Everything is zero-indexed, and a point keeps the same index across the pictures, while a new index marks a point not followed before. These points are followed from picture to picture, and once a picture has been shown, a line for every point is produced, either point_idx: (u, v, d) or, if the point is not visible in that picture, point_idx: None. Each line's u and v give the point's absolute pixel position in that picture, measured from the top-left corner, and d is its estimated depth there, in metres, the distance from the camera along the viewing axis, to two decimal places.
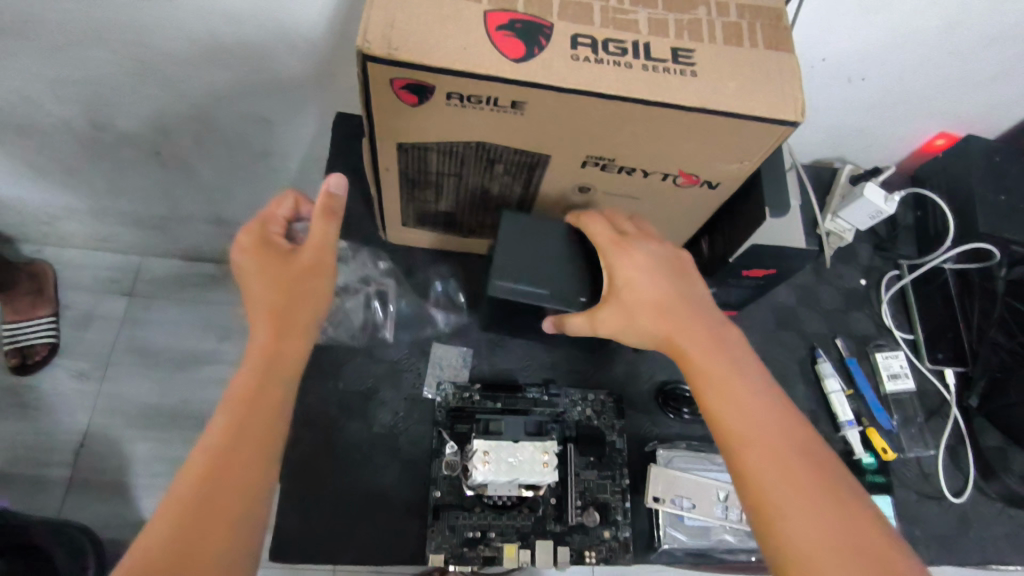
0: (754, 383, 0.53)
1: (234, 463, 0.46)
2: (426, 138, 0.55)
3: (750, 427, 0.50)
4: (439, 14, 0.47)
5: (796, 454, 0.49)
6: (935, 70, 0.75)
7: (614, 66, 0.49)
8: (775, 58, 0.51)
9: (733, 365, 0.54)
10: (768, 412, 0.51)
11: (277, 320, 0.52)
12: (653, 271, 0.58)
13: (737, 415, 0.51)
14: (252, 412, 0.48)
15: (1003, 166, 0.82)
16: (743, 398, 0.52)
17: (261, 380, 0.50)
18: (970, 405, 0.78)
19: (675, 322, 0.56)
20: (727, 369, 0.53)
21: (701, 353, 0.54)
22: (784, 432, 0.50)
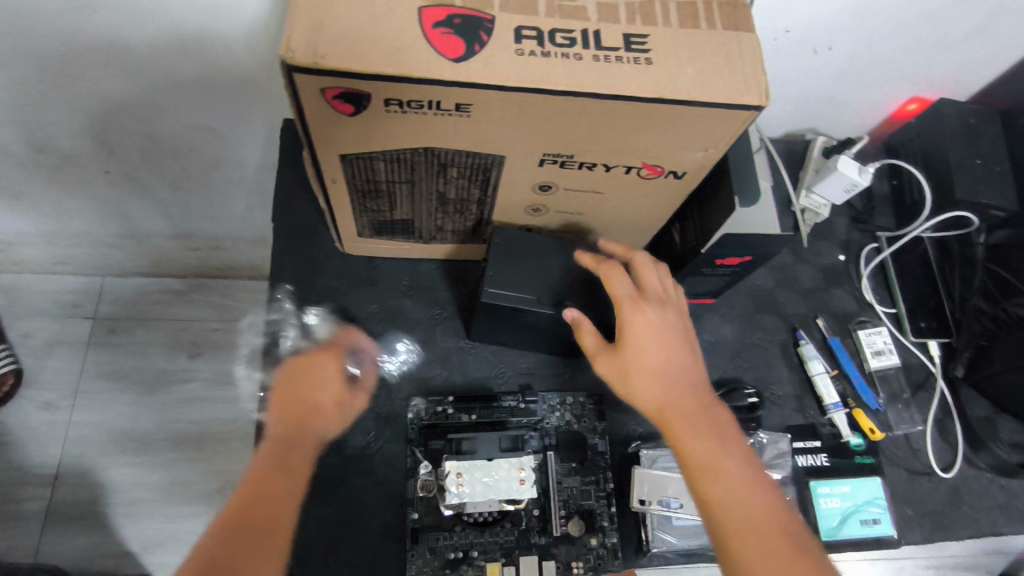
0: (743, 465, 0.52)
1: (242, 550, 0.47)
2: (369, 147, 0.51)
3: (729, 504, 0.50)
4: (370, 13, 0.43)
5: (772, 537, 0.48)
6: (905, 34, 0.72)
7: (563, 59, 0.45)
8: (734, 38, 0.48)
9: (724, 442, 0.53)
10: (755, 493, 0.50)
11: (283, 447, 0.55)
12: (658, 337, 0.56)
13: (716, 487, 0.50)
14: (251, 501, 0.50)
15: (978, 128, 0.79)
16: (730, 473, 0.51)
17: (269, 461, 0.54)
18: (955, 375, 0.77)
19: (669, 388, 0.55)
20: (714, 443, 0.52)
21: (692, 429, 0.53)
22: (767, 516, 0.49)
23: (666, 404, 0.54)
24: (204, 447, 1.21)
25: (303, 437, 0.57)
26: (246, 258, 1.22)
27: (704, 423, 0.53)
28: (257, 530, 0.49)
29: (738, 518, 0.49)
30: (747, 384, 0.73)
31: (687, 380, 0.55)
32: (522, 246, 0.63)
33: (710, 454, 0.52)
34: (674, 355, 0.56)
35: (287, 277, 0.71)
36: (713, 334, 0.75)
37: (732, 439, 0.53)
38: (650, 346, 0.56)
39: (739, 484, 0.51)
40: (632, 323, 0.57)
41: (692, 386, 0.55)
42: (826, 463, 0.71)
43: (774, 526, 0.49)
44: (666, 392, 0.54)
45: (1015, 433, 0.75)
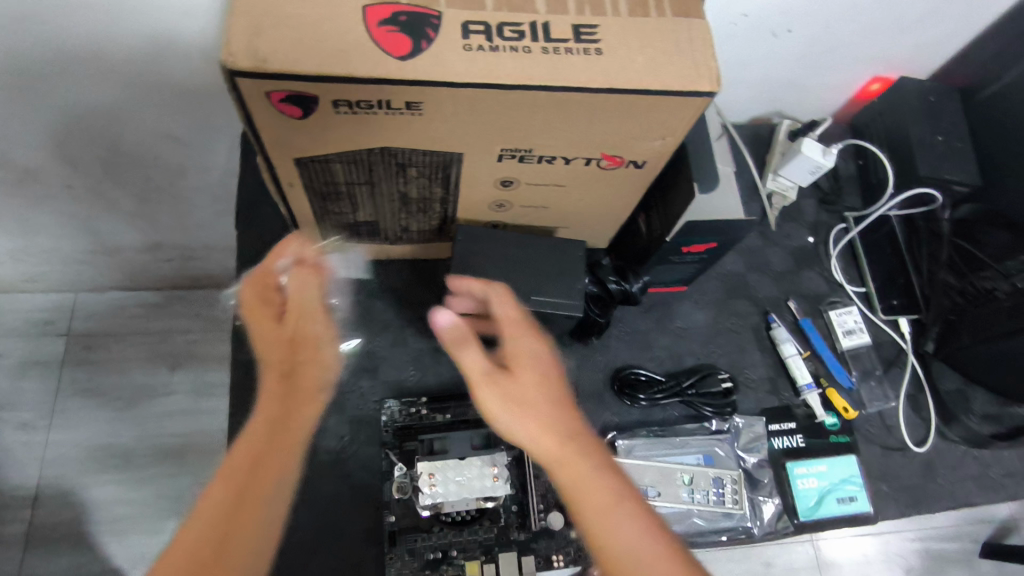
0: (638, 510, 0.44)
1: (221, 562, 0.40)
2: (324, 150, 0.51)
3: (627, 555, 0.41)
4: (312, 15, 0.43)
5: None
6: (862, 15, 0.73)
7: (511, 52, 0.45)
8: (685, 25, 0.48)
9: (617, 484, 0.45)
10: (651, 543, 0.42)
11: (270, 418, 0.46)
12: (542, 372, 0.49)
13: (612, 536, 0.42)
14: (233, 498, 0.43)
15: (938, 105, 0.80)
16: (624, 519, 0.43)
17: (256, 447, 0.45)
18: (926, 350, 0.78)
19: (555, 422, 0.47)
20: (604, 484, 0.44)
21: (583, 479, 0.44)
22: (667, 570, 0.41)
23: (558, 454, 0.46)
24: (186, 460, 1.20)
25: (292, 394, 0.48)
26: (220, 266, 1.21)
27: (600, 476, 0.45)
28: (234, 538, 0.42)
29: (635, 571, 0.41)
30: (721, 369, 0.73)
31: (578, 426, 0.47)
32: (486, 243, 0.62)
33: (605, 516, 0.43)
34: (558, 385, 0.49)
35: None
36: (685, 322, 0.76)
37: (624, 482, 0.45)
38: (534, 386, 0.48)
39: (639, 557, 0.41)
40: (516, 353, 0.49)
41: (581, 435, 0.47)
42: (802, 443, 0.71)
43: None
44: (555, 440, 0.46)
45: (987, 405, 0.76)
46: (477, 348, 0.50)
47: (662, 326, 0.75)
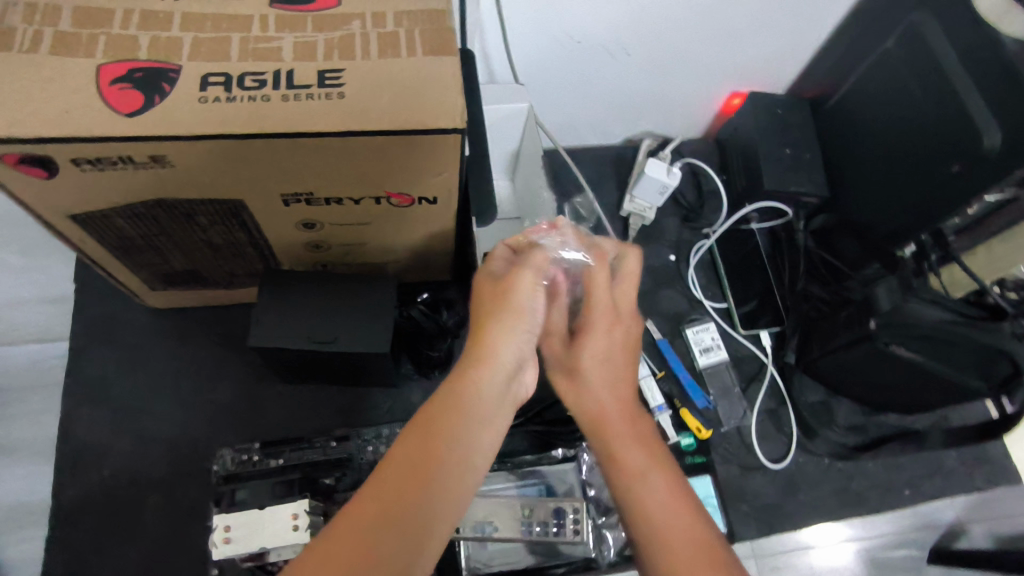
0: (669, 482, 0.46)
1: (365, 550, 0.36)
2: (94, 206, 0.51)
3: (658, 519, 0.44)
4: (39, 79, 0.43)
5: (687, 544, 0.42)
6: (692, 34, 0.73)
7: (249, 102, 0.45)
8: (435, 63, 0.48)
9: (645, 443, 0.48)
10: (665, 497, 0.45)
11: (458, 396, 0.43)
12: (604, 334, 0.51)
13: (645, 494, 0.45)
14: (416, 468, 0.40)
15: (786, 118, 0.81)
16: (652, 478, 0.46)
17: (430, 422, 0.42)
18: (787, 362, 0.76)
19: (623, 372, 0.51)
20: (632, 443, 0.48)
21: (617, 439, 0.48)
22: (680, 529, 0.43)
23: (602, 414, 0.50)
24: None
25: (492, 388, 0.45)
26: None
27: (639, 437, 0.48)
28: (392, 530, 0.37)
29: (651, 527, 0.44)
30: None
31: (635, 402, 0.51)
32: (291, 289, 0.61)
33: (636, 474, 0.46)
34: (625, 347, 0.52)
35: (92, 342, 0.70)
36: None
37: (657, 449, 0.48)
38: (593, 364, 0.51)
39: (656, 506, 0.44)
40: (593, 335, 0.51)
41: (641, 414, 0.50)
42: None
43: (704, 563, 0.41)
44: (608, 402, 0.50)
45: (851, 415, 0.76)
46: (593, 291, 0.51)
47: None
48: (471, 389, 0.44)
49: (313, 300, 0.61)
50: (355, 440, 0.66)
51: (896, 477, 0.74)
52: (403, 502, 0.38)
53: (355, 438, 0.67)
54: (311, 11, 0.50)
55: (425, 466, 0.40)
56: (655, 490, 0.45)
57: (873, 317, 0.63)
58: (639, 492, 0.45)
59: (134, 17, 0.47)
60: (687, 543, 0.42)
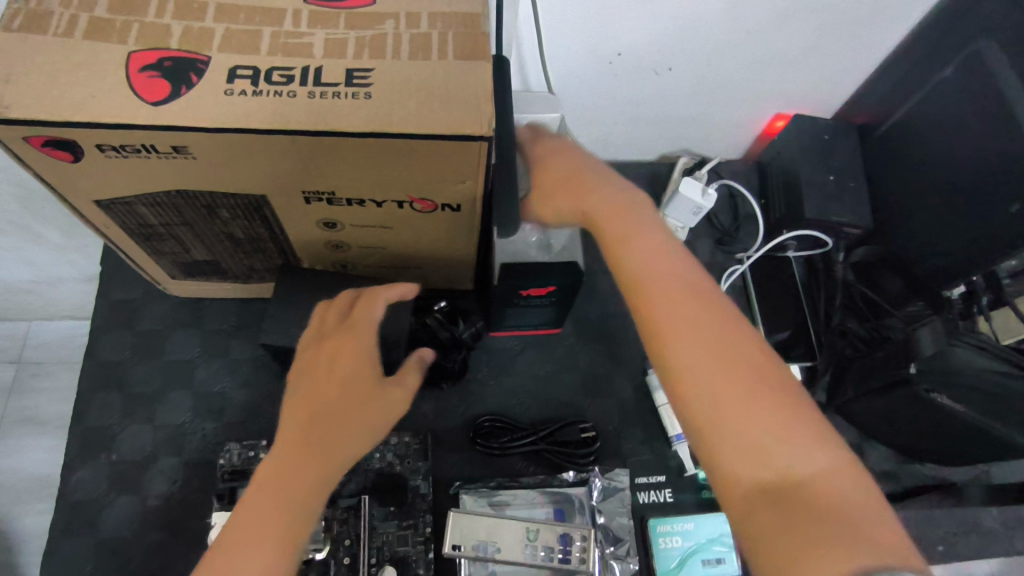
0: (662, 257, 0.53)
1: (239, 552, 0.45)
2: (117, 192, 0.50)
3: (667, 295, 0.50)
4: (70, 63, 0.43)
5: (701, 314, 0.49)
6: (738, 52, 0.72)
7: (274, 97, 0.44)
8: (464, 67, 0.47)
9: (639, 235, 0.54)
10: (668, 269, 0.52)
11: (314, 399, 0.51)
12: (573, 150, 0.61)
13: (648, 271, 0.52)
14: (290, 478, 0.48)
15: (832, 144, 0.78)
16: (659, 263, 0.52)
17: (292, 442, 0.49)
18: (818, 401, 0.74)
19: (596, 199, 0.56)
20: (632, 235, 0.54)
21: (620, 230, 0.54)
22: (685, 299, 0.50)
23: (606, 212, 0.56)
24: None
25: (358, 393, 0.52)
26: None
27: (638, 231, 0.55)
28: (262, 520, 0.46)
29: (663, 299, 0.50)
30: (586, 419, 0.69)
31: (657, 242, 0.54)
32: (310, 290, 0.61)
33: (669, 333, 0.49)
34: (594, 170, 0.59)
35: (109, 326, 0.71)
36: (557, 366, 0.73)
37: (645, 228, 0.55)
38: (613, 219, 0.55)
39: (660, 274, 0.52)
40: (564, 166, 0.59)
41: (655, 236, 0.54)
42: (670, 498, 0.67)
43: (710, 312, 0.49)
44: (643, 263, 0.52)
45: (883, 461, 0.72)
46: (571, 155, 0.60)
47: (532, 370, 0.72)
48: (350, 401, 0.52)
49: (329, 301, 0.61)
50: None
51: (928, 533, 0.70)
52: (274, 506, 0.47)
53: None
54: (344, 8, 0.49)
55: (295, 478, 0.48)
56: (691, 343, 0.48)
57: (914, 360, 0.60)
58: (674, 351, 0.48)
59: (169, 6, 0.47)
60: (696, 317, 0.49)
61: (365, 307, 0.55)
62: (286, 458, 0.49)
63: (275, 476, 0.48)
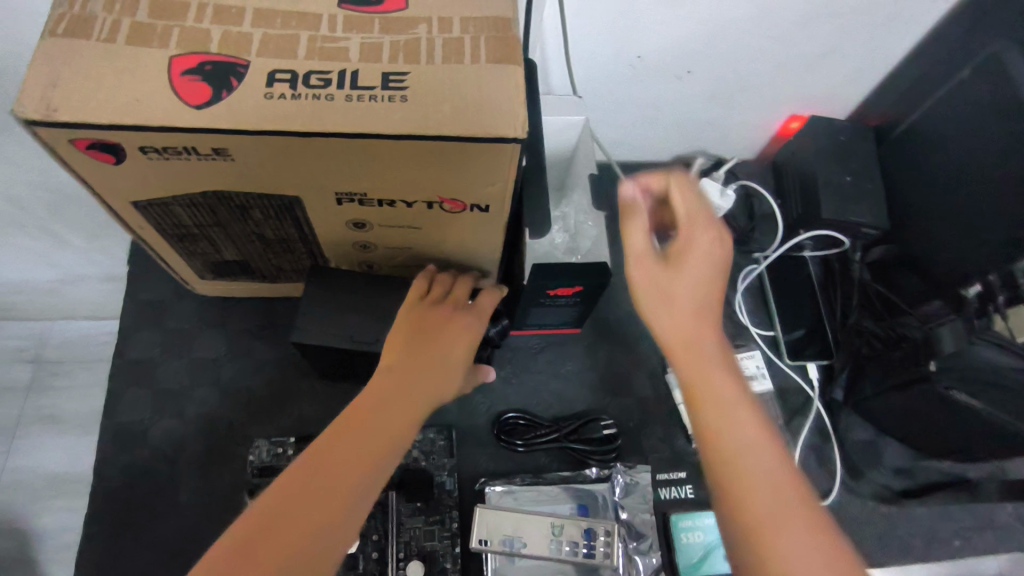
0: (744, 412, 0.45)
1: (285, 529, 0.41)
2: (155, 193, 0.51)
3: (737, 464, 0.42)
4: (113, 67, 0.44)
5: (774, 490, 0.42)
6: (757, 54, 0.73)
7: (313, 100, 0.45)
8: (497, 70, 0.47)
9: (721, 378, 0.46)
10: (744, 425, 0.44)
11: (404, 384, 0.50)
12: (703, 258, 0.50)
13: (726, 427, 0.44)
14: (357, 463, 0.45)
15: (848, 145, 0.78)
16: (732, 411, 0.45)
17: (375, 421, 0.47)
18: (834, 398, 0.74)
19: (699, 326, 0.48)
20: (708, 373, 0.46)
21: (695, 365, 0.47)
22: (764, 471, 0.42)
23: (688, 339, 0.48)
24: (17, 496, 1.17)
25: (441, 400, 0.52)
26: None
27: (716, 368, 0.47)
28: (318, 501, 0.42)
29: (731, 465, 0.43)
30: (607, 416, 0.70)
31: (736, 389, 0.46)
32: (337, 287, 0.62)
33: (744, 504, 0.41)
34: (702, 265, 0.50)
35: (137, 325, 0.72)
36: (578, 365, 0.74)
37: (722, 367, 0.47)
38: (727, 380, 0.46)
39: (741, 436, 0.43)
40: (683, 290, 0.49)
41: (731, 378, 0.46)
42: (691, 495, 0.68)
43: (787, 493, 0.41)
44: (721, 418, 0.44)
45: (899, 457, 0.73)
46: (704, 232, 0.51)
47: (554, 368, 0.73)
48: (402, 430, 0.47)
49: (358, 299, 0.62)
50: None
51: (944, 529, 0.71)
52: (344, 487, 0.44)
53: None
54: (378, 13, 0.50)
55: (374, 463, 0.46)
56: (800, 544, 0.40)
57: (934, 358, 0.61)
58: (759, 536, 0.40)
59: (207, 11, 0.48)
60: (772, 495, 0.41)
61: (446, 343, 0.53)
62: (322, 467, 0.44)
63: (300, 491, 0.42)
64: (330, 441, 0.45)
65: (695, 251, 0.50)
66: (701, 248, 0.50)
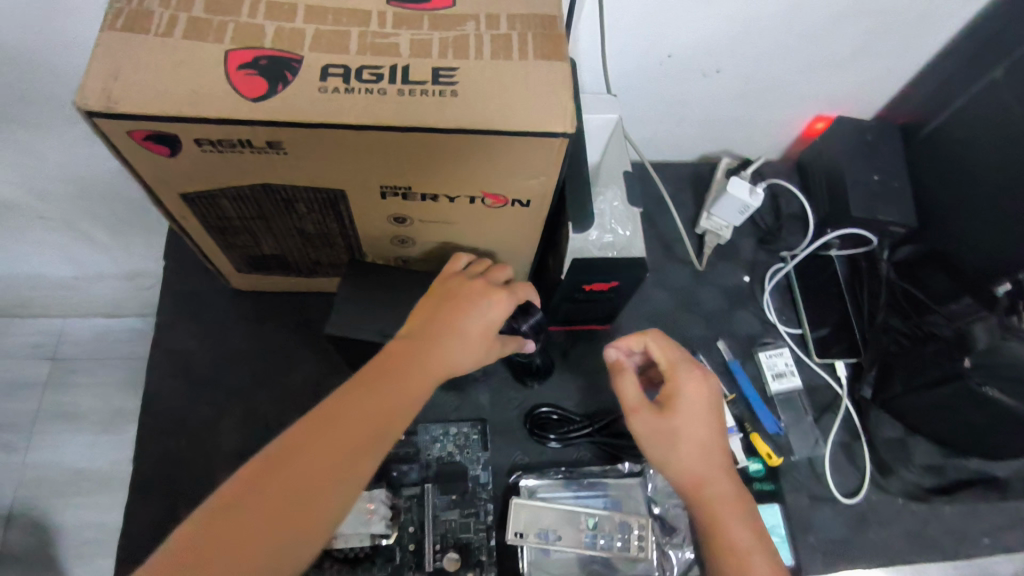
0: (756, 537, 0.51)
1: (276, 491, 0.43)
2: (204, 186, 0.52)
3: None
4: (172, 60, 0.45)
5: None
6: (785, 54, 0.74)
7: (366, 94, 0.46)
8: (544, 67, 0.48)
9: (735, 508, 0.52)
10: (758, 551, 0.50)
11: (408, 354, 0.50)
12: (700, 413, 0.55)
13: (737, 544, 0.50)
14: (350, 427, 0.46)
15: (875, 145, 0.79)
16: (743, 528, 0.51)
17: (374, 387, 0.48)
18: (863, 396, 0.75)
19: (709, 471, 0.53)
20: (722, 505, 0.52)
21: (713, 502, 0.52)
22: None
23: (701, 482, 0.53)
24: (38, 490, 1.24)
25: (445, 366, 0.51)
26: None
27: (732, 500, 0.52)
28: (309, 463, 0.44)
29: (739, 564, 0.49)
30: None
31: (747, 514, 0.52)
32: (370, 278, 0.63)
33: None
34: (709, 436, 0.54)
35: (173, 318, 0.72)
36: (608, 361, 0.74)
37: (734, 497, 0.52)
38: (739, 526, 0.51)
39: (749, 550, 0.50)
40: (685, 435, 0.54)
41: (743, 510, 0.52)
42: None
43: None
44: (733, 534, 0.50)
45: (930, 455, 0.72)
46: (693, 383, 0.56)
47: (584, 364, 0.74)
48: (384, 419, 0.47)
49: (389, 288, 0.63)
50: (417, 437, 0.67)
51: (972, 526, 0.71)
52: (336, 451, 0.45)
53: (420, 434, 0.67)
54: (427, 10, 0.51)
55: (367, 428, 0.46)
56: None
57: (969, 355, 0.62)
58: None
59: (261, 7, 0.49)
60: None
61: (445, 326, 0.52)
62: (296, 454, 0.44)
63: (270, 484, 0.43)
64: (306, 427, 0.45)
65: (688, 409, 0.55)
66: (689, 400, 0.55)
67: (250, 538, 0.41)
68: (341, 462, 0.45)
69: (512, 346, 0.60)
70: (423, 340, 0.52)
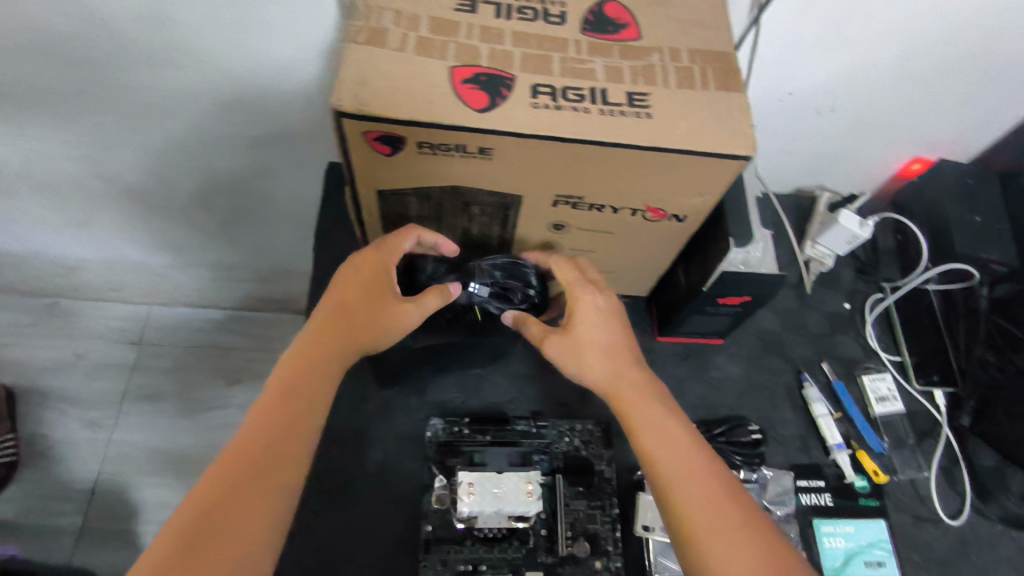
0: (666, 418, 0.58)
1: (244, 488, 0.50)
2: (403, 185, 0.59)
3: (666, 452, 0.56)
4: (409, 72, 0.52)
5: (692, 461, 0.55)
6: (898, 97, 0.79)
7: (573, 111, 0.52)
8: (725, 97, 0.54)
9: (645, 400, 0.60)
10: (668, 429, 0.57)
11: (317, 343, 0.60)
12: (596, 320, 0.63)
13: (646, 425, 0.58)
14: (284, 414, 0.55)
15: (976, 188, 0.84)
16: (657, 412, 0.59)
17: (292, 383, 0.57)
18: (962, 425, 0.78)
19: (615, 367, 0.61)
20: (634, 396, 0.60)
21: (627, 396, 0.60)
22: (680, 449, 0.56)
23: (614, 377, 0.61)
24: (123, 467, 1.28)
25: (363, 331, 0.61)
26: (284, 291, 1.34)
27: (646, 399, 0.60)
28: (259, 455, 0.52)
29: (649, 435, 0.57)
30: (751, 422, 0.76)
31: (657, 406, 0.59)
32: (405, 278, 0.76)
33: (671, 479, 0.55)
34: (609, 337, 0.63)
35: None
36: (719, 373, 0.79)
37: (651, 395, 0.60)
38: (647, 408, 0.59)
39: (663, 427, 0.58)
40: (587, 340, 0.62)
41: (655, 404, 0.59)
42: (830, 503, 0.72)
43: (702, 477, 0.55)
44: (646, 418, 0.58)
45: None
46: (596, 295, 0.64)
47: (697, 375, 0.79)
48: (310, 396, 0.57)
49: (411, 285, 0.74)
50: (550, 431, 0.72)
51: None
52: (270, 437, 0.54)
53: (551, 430, 0.72)
54: (617, 41, 0.57)
55: (292, 410, 0.56)
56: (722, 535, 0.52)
57: None
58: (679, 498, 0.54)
59: (475, 30, 0.56)
60: (689, 465, 0.55)
61: (348, 307, 0.62)
62: (249, 454, 0.52)
63: (227, 489, 0.50)
64: (250, 433, 0.54)
65: (590, 316, 0.63)
66: (588, 307, 0.63)
67: (241, 517, 0.49)
68: (285, 432, 0.54)
69: (434, 295, 0.63)
70: (333, 326, 0.61)
